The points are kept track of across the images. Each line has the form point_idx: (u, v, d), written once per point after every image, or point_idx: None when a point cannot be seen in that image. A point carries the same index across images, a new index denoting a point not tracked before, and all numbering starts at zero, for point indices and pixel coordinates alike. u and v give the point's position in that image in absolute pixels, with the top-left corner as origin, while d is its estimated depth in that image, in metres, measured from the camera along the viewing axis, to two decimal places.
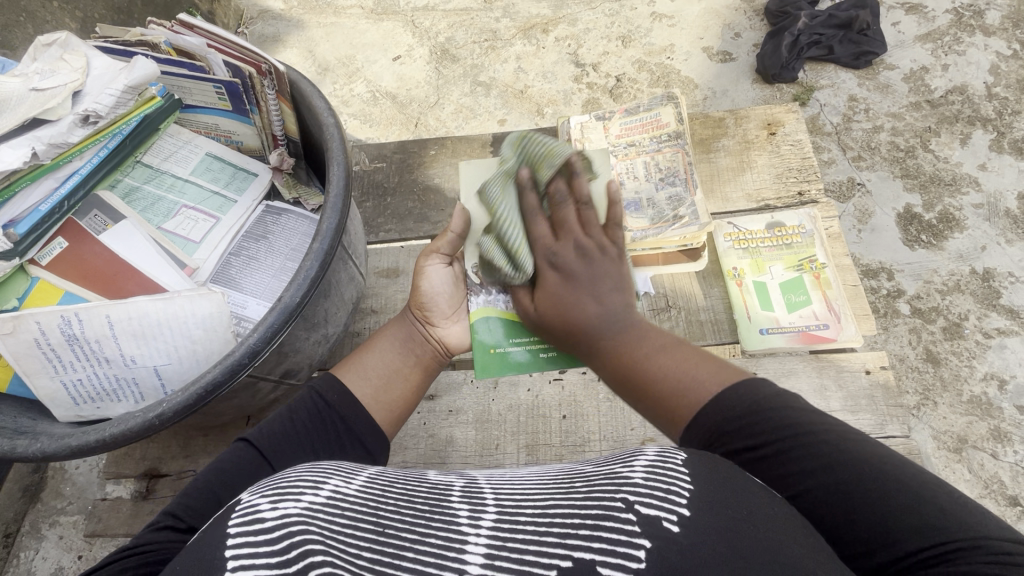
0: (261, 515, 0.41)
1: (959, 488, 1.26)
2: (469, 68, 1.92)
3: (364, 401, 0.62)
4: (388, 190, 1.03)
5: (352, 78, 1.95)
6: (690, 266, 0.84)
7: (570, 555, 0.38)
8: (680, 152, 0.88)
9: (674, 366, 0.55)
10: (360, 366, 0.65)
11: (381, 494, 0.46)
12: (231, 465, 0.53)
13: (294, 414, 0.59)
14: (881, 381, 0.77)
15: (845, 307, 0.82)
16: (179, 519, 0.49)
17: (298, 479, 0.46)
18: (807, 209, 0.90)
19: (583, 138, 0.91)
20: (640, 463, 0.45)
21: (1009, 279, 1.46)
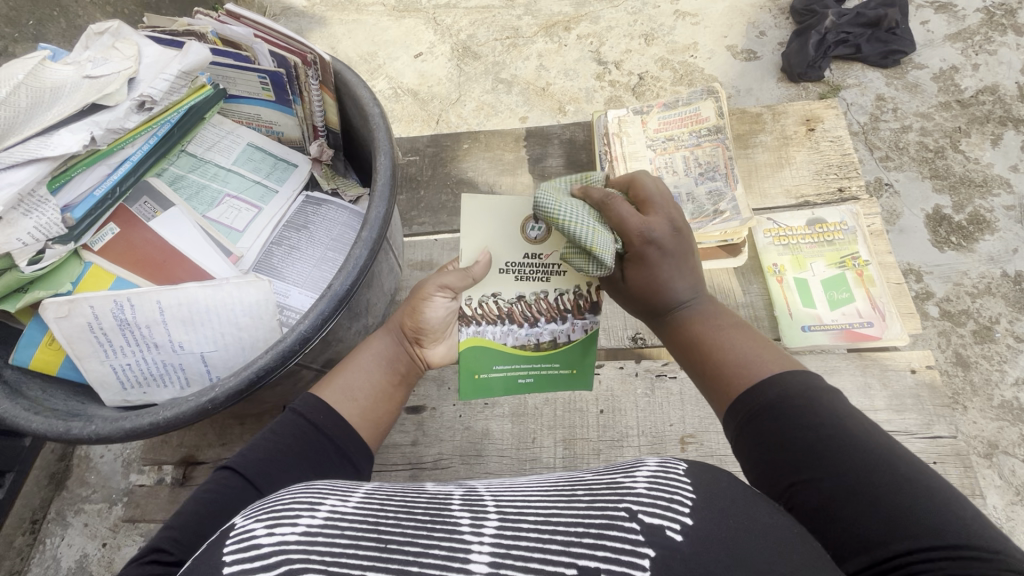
0: (257, 540, 0.39)
1: (990, 494, 1.24)
2: (491, 65, 1.92)
3: (352, 422, 0.61)
4: (421, 183, 1.03)
5: (374, 74, 1.96)
6: (729, 261, 0.83)
7: (575, 563, 0.37)
8: (720, 147, 0.87)
9: (746, 347, 0.55)
10: (341, 387, 0.63)
11: (381, 509, 0.43)
12: (219, 490, 0.51)
13: (279, 435, 0.57)
14: (927, 381, 0.75)
15: (889, 305, 0.81)
16: (166, 550, 0.46)
17: (293, 500, 0.43)
18: (849, 206, 0.88)
19: (620, 132, 0.90)
20: (642, 474, 0.44)
21: None
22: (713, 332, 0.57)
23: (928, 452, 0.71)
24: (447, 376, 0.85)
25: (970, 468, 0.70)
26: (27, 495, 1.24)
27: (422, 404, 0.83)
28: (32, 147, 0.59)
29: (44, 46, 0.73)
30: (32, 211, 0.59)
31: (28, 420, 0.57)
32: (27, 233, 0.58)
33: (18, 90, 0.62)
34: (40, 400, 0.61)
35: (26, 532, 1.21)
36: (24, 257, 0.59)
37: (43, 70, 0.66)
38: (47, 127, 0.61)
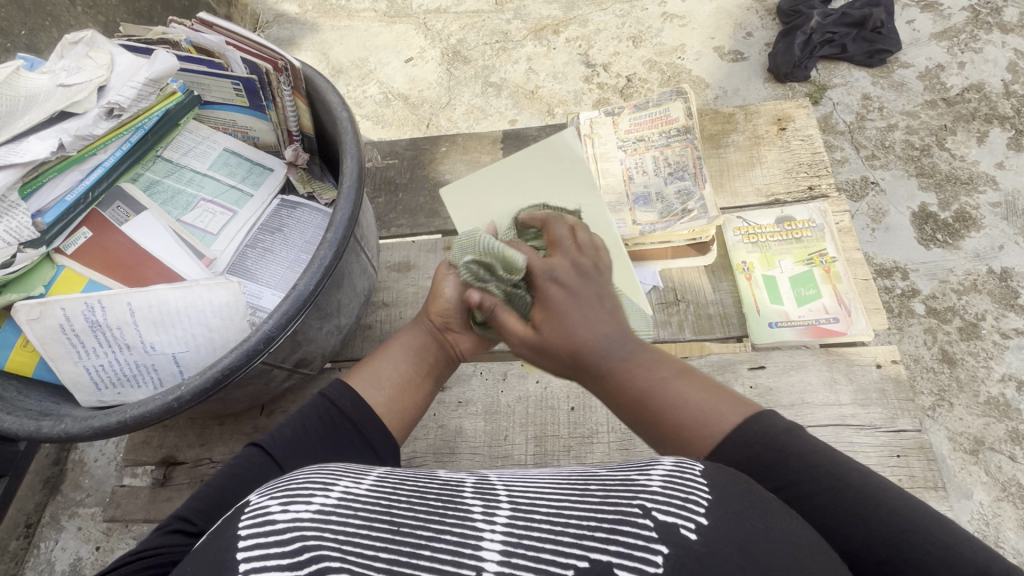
0: (272, 517, 0.41)
1: (975, 491, 1.25)
2: (481, 69, 1.93)
3: (379, 411, 0.63)
4: (400, 185, 1.05)
5: (365, 79, 1.98)
6: (699, 259, 0.84)
7: (587, 556, 0.38)
8: (689, 147, 0.88)
9: (697, 398, 0.54)
10: (370, 373, 0.65)
11: (393, 492, 0.44)
12: (242, 469, 0.55)
13: (307, 423, 0.59)
14: (893, 375, 0.76)
15: (855, 300, 0.81)
16: (190, 522, 0.51)
17: (308, 480, 0.44)
18: (817, 204, 0.89)
19: (593, 134, 0.92)
20: (657, 472, 0.44)
21: None
22: (650, 378, 0.56)
23: (892, 445, 0.72)
24: None
25: (934, 460, 0.71)
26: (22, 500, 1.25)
27: None
28: (2, 154, 0.61)
29: (22, 55, 0.75)
30: (3, 215, 0.61)
31: (1, 419, 0.58)
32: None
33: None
34: (14, 399, 0.62)
35: (21, 535, 1.22)
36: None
37: (18, 78, 0.68)
38: (17, 134, 0.63)
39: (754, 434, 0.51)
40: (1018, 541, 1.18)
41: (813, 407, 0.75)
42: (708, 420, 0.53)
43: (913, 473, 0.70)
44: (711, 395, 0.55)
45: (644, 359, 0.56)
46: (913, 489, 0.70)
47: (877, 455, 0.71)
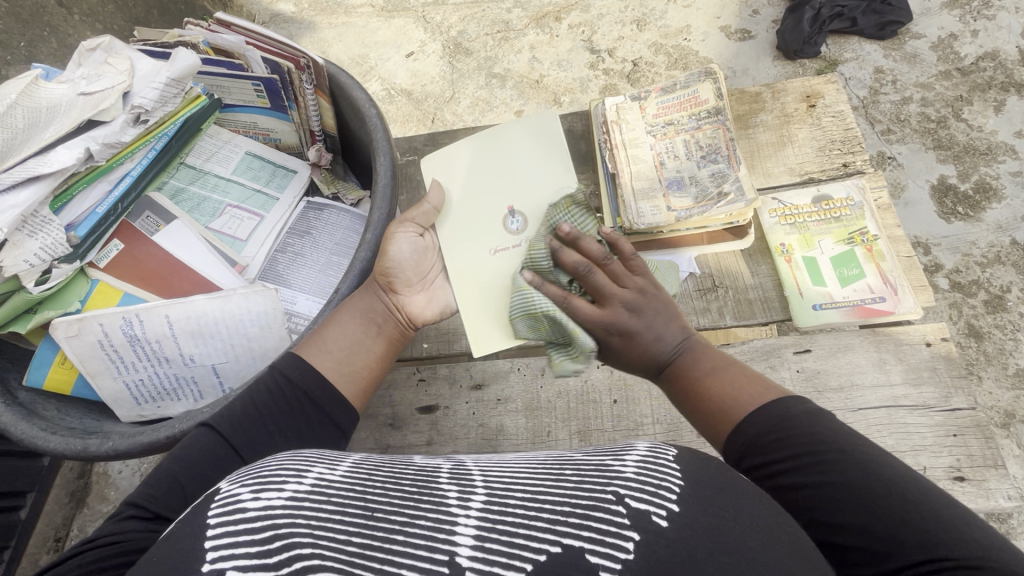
0: (243, 504, 0.39)
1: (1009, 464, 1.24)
2: (483, 60, 1.90)
3: (327, 378, 0.59)
4: (421, 182, 1.03)
5: (367, 76, 1.95)
6: (736, 244, 0.83)
7: (560, 541, 0.38)
8: (721, 129, 0.85)
9: (730, 383, 0.56)
10: (315, 340, 0.61)
11: (367, 478, 0.44)
12: (194, 451, 0.51)
13: (256, 397, 0.55)
14: (943, 353, 0.74)
15: (900, 278, 0.79)
16: (145, 507, 0.47)
17: (279, 466, 0.44)
18: (855, 180, 0.87)
19: (619, 120, 0.89)
20: (631, 458, 0.44)
21: None
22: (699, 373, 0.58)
23: (948, 425, 0.70)
24: (458, 373, 0.85)
25: (991, 438, 0.70)
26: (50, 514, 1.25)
27: (434, 403, 0.83)
28: (30, 165, 0.59)
29: (37, 65, 0.73)
30: (37, 233, 0.59)
31: (46, 440, 0.57)
32: (33, 254, 0.58)
33: (13, 109, 0.62)
34: (56, 419, 0.61)
35: (51, 549, 1.22)
36: (31, 277, 0.59)
37: (37, 88, 0.66)
38: (43, 146, 0.61)
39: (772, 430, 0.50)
40: None
41: (863, 389, 0.73)
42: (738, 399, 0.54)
43: (972, 452, 0.69)
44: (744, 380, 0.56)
45: (696, 354, 0.60)
46: (971, 468, 0.69)
47: (932, 435, 0.70)
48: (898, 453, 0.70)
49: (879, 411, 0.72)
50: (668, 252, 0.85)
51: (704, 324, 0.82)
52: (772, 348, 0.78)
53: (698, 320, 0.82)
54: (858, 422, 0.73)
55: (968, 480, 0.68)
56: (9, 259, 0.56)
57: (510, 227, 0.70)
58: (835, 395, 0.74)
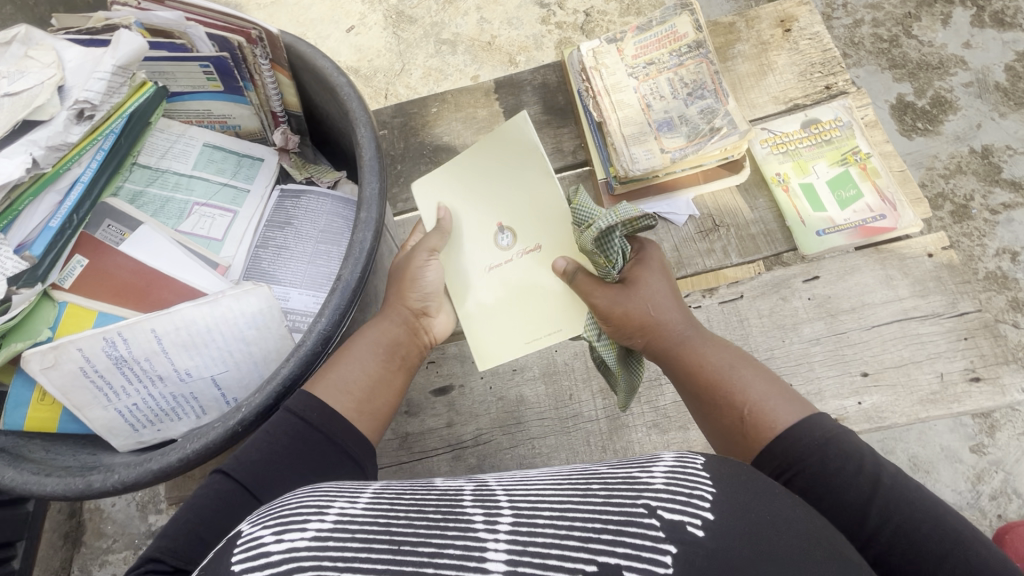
0: (266, 548, 0.38)
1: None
2: (429, 27, 1.81)
3: (348, 415, 0.59)
4: (396, 157, 0.97)
5: None
6: (730, 179, 0.82)
7: (594, 559, 0.37)
8: (704, 62, 0.82)
9: (754, 384, 0.58)
10: (331, 380, 0.60)
11: (391, 508, 0.42)
12: (214, 498, 0.50)
13: (274, 441, 0.53)
14: (945, 262, 0.75)
15: (897, 193, 0.78)
16: (162, 560, 0.45)
17: (299, 504, 0.42)
18: (841, 101, 0.85)
19: (598, 65, 0.85)
20: (659, 469, 0.44)
21: (1008, 152, 1.47)
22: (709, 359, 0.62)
23: (958, 329, 0.72)
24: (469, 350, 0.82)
25: (998, 336, 0.72)
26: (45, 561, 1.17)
27: (448, 384, 0.80)
28: None
29: None
30: None
31: (41, 483, 0.51)
32: None
33: None
34: (47, 459, 0.55)
35: None
36: None
37: None
38: None
39: (820, 444, 0.52)
40: None
41: (874, 307, 0.74)
42: (766, 402, 0.56)
43: (983, 353, 0.71)
44: (781, 399, 0.56)
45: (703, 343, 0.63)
46: (984, 368, 0.71)
47: (945, 341, 0.72)
48: (915, 363, 0.71)
49: (892, 326, 0.73)
50: (663, 198, 0.84)
51: (711, 265, 0.81)
52: (783, 279, 0.77)
53: (704, 262, 0.81)
54: (873, 339, 0.74)
55: (983, 379, 0.70)
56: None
57: (499, 242, 0.74)
58: (848, 317, 0.74)
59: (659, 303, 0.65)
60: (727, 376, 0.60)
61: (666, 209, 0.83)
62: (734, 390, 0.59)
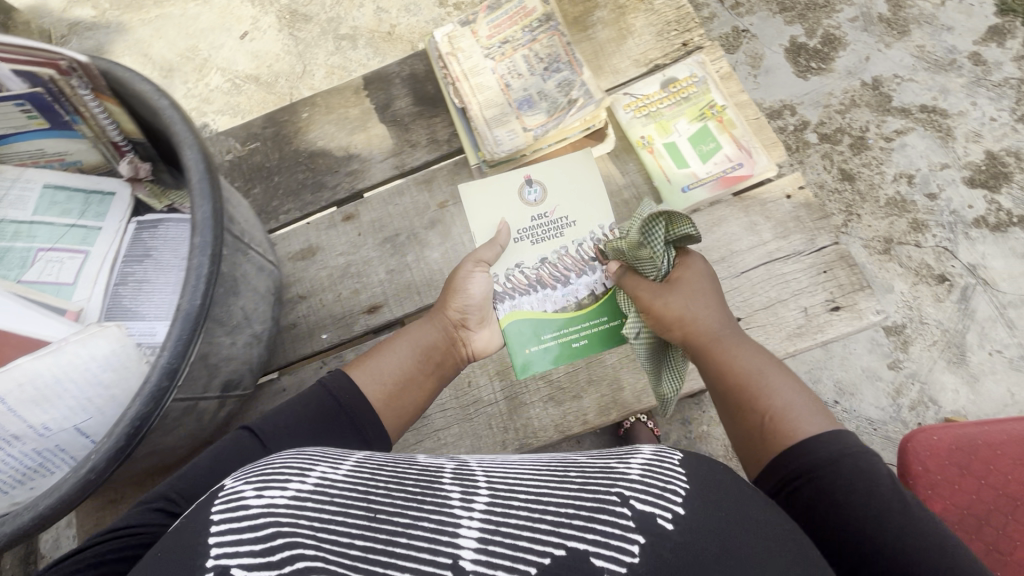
0: (246, 501, 0.46)
1: (895, 284, 1.44)
2: (326, 24, 1.75)
3: (376, 405, 0.69)
4: (273, 169, 0.95)
5: (203, 71, 1.75)
6: (599, 148, 0.83)
7: (563, 544, 0.44)
8: (556, 35, 0.83)
9: (796, 400, 0.61)
10: (371, 368, 0.71)
11: (371, 478, 0.50)
12: (227, 455, 0.60)
13: (306, 408, 0.65)
14: (803, 202, 0.78)
15: (752, 140, 0.81)
16: (174, 504, 0.55)
17: (285, 466, 0.50)
18: (695, 57, 0.87)
19: (455, 50, 0.85)
20: (637, 462, 0.51)
21: (895, 81, 1.56)
22: (764, 366, 0.65)
23: (817, 264, 0.76)
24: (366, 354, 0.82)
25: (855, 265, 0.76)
26: None
27: None
28: None
29: None
30: None
31: None
32: None
33: None
34: None
35: None
36: None
37: None
38: None
39: (836, 458, 0.56)
40: (936, 311, 1.42)
41: (741, 254, 0.77)
42: (812, 415, 0.60)
43: (841, 283, 0.75)
44: (823, 415, 0.60)
45: (740, 348, 0.66)
46: (845, 297, 0.75)
47: (806, 277, 0.75)
48: (781, 302, 0.75)
49: (759, 270, 0.76)
50: None
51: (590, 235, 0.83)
52: None
53: (583, 232, 0.83)
54: (743, 285, 0.77)
55: (844, 307, 0.74)
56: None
57: (527, 196, 0.81)
58: (719, 267, 0.77)
59: (708, 312, 0.68)
60: (760, 383, 0.63)
61: None
62: (773, 397, 0.62)
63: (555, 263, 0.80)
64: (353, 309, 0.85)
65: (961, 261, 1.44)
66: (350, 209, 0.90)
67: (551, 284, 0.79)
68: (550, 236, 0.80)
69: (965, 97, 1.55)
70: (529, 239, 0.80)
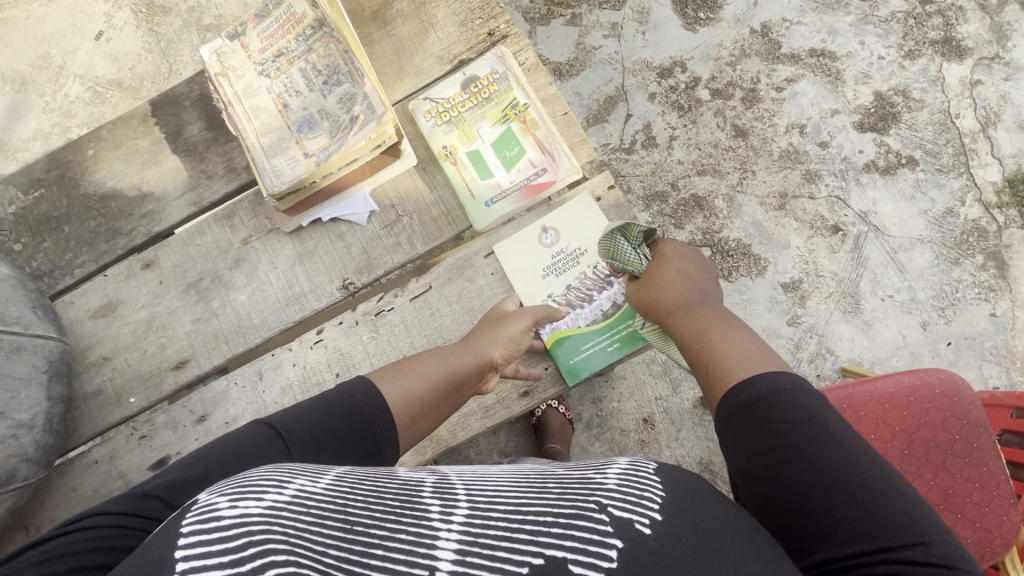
0: (218, 513, 0.38)
1: (791, 239, 1.30)
2: (187, 13, 1.53)
3: (394, 411, 0.62)
4: (61, 217, 0.85)
5: (60, 79, 1.51)
6: (399, 164, 0.77)
7: (542, 552, 0.40)
8: (331, 42, 0.74)
9: (746, 348, 0.61)
10: (401, 377, 0.64)
11: (351, 491, 0.44)
12: (246, 446, 0.54)
13: (303, 418, 0.58)
14: (613, 203, 0.76)
15: (555, 142, 0.76)
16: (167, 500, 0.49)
17: (262, 477, 0.43)
18: (496, 50, 0.80)
19: (225, 69, 0.75)
20: (613, 471, 0.49)
21: (784, 24, 1.39)
22: (717, 326, 0.66)
23: None
24: (177, 414, 0.77)
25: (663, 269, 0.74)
26: None
27: (163, 454, 0.77)
28: None
29: None
30: None
31: None
32: None
33: None
34: None
35: None
36: None
37: None
38: None
39: (777, 389, 0.55)
40: (832, 263, 1.28)
41: None
42: (750, 358, 0.60)
43: None
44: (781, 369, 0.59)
45: (703, 312, 0.68)
46: None
47: None
48: None
49: None
50: (339, 200, 0.78)
51: (399, 260, 0.77)
52: (466, 260, 0.76)
53: (392, 259, 0.77)
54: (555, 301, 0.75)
55: None
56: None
57: (543, 241, 0.76)
58: None
59: (679, 283, 0.72)
60: (706, 339, 0.65)
61: (344, 211, 0.78)
62: (728, 346, 0.62)
63: (580, 288, 0.76)
64: (160, 365, 0.80)
65: (854, 209, 1.31)
66: (149, 256, 0.83)
67: (576, 306, 0.76)
68: (568, 266, 0.76)
69: (855, 36, 1.38)
70: (553, 274, 0.76)
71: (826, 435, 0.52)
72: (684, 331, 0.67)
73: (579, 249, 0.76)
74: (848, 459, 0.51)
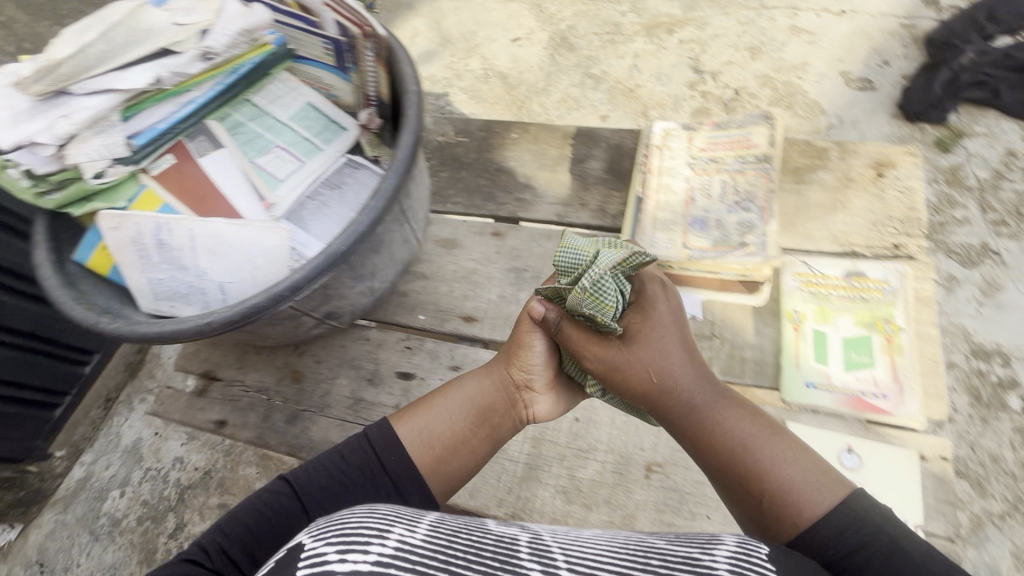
0: (329, 564, 0.39)
1: None
2: (584, 59, 1.89)
3: (424, 472, 0.65)
4: (464, 163, 1.07)
5: (470, 53, 1.99)
6: (748, 298, 0.80)
7: None
8: (764, 176, 0.82)
9: (790, 471, 0.57)
10: (422, 426, 0.68)
11: (448, 543, 0.45)
12: (279, 503, 0.61)
13: (342, 458, 0.64)
14: (937, 472, 0.70)
15: (912, 379, 0.74)
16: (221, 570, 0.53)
17: (362, 525, 0.44)
18: (897, 264, 0.80)
19: (663, 146, 0.88)
20: (722, 553, 0.46)
21: None
22: (734, 426, 0.61)
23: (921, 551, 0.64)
24: (441, 351, 0.90)
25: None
26: (108, 377, 1.65)
27: (413, 371, 0.89)
28: (107, 80, 0.70)
29: None
30: (105, 132, 0.70)
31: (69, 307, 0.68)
32: (96, 150, 0.69)
33: (116, 27, 0.71)
34: (85, 293, 0.72)
35: (101, 406, 1.61)
36: (90, 172, 0.70)
37: (140, 12, 0.73)
38: (124, 63, 0.71)
39: (860, 544, 0.51)
40: None
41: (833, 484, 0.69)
42: (811, 492, 0.55)
43: None
44: (811, 459, 0.59)
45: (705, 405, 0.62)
46: None
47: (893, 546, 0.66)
48: None
49: None
50: (678, 292, 0.82)
51: None
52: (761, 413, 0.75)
53: None
54: None
55: None
56: (79, 151, 0.68)
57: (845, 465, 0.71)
58: None
59: (665, 342, 0.63)
60: (742, 443, 0.60)
61: None
62: (766, 474, 0.58)
63: None
64: (456, 310, 0.92)
65: None
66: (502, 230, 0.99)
67: None
68: None
69: None
70: None
71: (878, 525, 0.52)
72: (697, 447, 0.63)
73: (876, 495, 0.67)
74: (892, 525, 0.52)
